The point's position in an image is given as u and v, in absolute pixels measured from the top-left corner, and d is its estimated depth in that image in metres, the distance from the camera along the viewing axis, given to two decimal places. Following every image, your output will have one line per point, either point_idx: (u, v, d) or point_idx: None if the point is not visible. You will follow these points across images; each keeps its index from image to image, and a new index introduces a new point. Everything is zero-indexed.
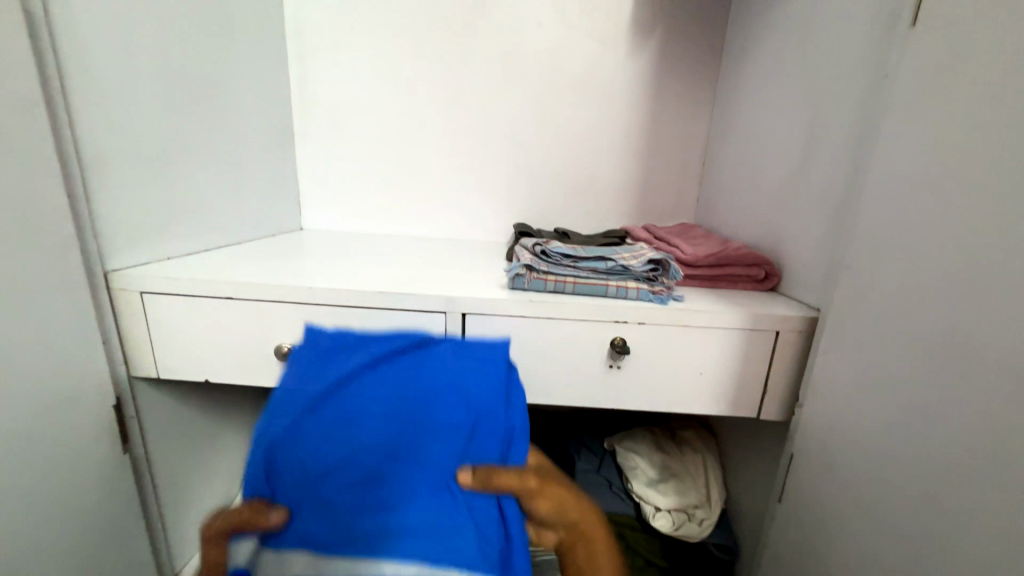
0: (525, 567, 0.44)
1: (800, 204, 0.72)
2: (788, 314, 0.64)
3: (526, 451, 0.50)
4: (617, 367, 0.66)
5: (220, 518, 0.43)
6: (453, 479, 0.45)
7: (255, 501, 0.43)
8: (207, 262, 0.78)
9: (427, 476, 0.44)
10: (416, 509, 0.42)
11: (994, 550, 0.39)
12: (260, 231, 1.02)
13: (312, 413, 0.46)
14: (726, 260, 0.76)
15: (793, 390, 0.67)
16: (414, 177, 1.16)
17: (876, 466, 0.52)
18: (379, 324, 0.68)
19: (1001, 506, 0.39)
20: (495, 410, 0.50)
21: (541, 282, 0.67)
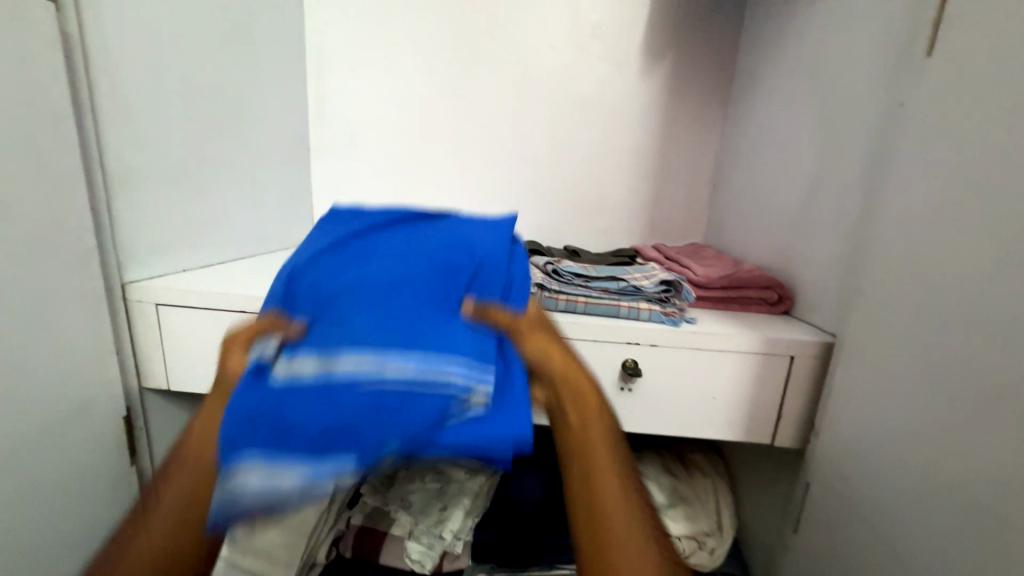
0: (519, 389, 0.48)
1: (812, 228, 0.72)
2: (802, 339, 0.63)
3: (526, 297, 0.55)
4: (628, 389, 0.66)
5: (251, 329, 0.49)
6: (447, 304, 0.49)
7: (276, 313, 0.49)
8: (221, 275, 0.79)
9: (425, 295, 0.49)
10: (413, 310, 0.48)
11: None
12: (272, 244, 1.03)
13: (330, 245, 0.55)
14: (738, 283, 0.75)
15: (807, 417, 0.66)
16: (425, 193, 1.17)
17: (896, 500, 0.50)
18: None
19: None
20: (490, 253, 0.55)
21: (553, 301, 0.67)
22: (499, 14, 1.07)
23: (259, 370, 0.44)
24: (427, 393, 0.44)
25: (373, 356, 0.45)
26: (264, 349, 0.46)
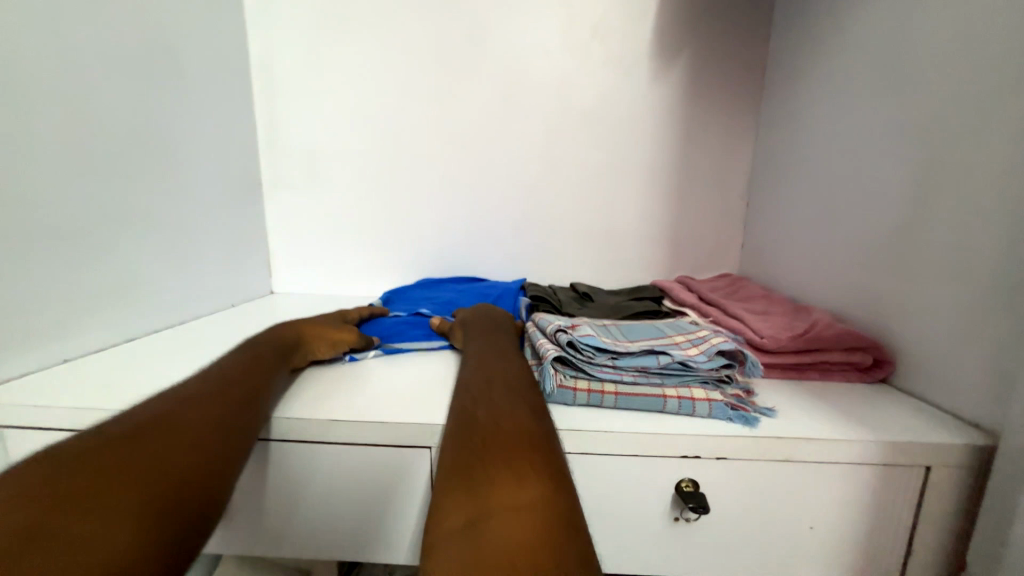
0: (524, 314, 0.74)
1: (922, 269, 0.52)
2: (943, 440, 0.42)
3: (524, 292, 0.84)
4: (686, 520, 0.45)
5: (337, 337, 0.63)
6: (479, 297, 0.81)
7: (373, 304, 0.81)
8: (116, 366, 0.59)
9: (468, 295, 0.82)
10: (463, 298, 0.81)
11: None
12: (209, 304, 0.83)
13: (410, 293, 0.87)
14: (818, 345, 0.55)
15: (950, 552, 0.44)
16: (401, 230, 0.98)
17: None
18: (335, 462, 0.48)
19: None
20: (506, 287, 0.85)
21: (570, 392, 0.47)
22: (482, 14, 0.89)
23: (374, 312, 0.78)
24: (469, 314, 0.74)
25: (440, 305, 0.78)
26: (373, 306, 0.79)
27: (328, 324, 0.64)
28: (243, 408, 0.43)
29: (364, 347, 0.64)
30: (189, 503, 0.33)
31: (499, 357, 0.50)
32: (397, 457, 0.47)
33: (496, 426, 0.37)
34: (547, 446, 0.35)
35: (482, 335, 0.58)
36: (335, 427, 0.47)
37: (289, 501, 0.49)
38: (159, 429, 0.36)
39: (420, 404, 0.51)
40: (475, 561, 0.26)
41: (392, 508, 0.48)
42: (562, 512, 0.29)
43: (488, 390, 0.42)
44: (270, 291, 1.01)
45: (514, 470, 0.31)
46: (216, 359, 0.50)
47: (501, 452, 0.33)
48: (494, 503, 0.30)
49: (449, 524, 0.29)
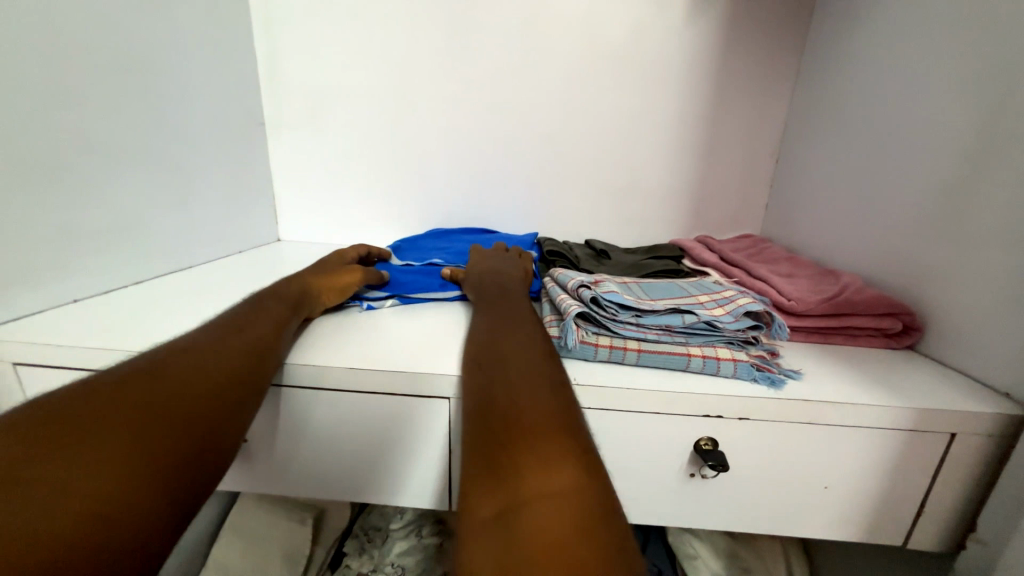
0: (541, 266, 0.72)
1: (969, 233, 0.49)
2: (972, 409, 0.41)
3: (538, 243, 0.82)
4: (701, 477, 0.45)
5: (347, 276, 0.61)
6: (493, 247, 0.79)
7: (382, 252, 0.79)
8: (127, 309, 0.58)
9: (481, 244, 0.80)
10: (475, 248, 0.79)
11: None
12: (217, 250, 0.81)
13: (420, 241, 0.84)
14: (846, 308, 0.53)
15: (961, 516, 0.45)
16: (410, 179, 0.94)
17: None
18: (353, 409, 0.48)
19: None
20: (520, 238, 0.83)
21: (591, 349, 0.46)
22: None
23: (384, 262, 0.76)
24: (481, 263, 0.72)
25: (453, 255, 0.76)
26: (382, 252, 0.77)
27: (325, 271, 0.60)
28: (247, 363, 0.40)
29: (381, 296, 0.63)
30: (187, 465, 0.30)
31: (512, 322, 0.47)
32: (414, 406, 0.47)
33: (516, 404, 0.34)
34: (575, 423, 0.32)
35: (490, 297, 0.54)
36: (351, 375, 0.46)
37: (306, 446, 0.49)
38: (156, 380, 0.33)
39: (438, 354, 0.50)
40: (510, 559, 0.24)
41: (409, 455, 0.49)
42: (599, 500, 0.27)
43: (503, 363, 0.39)
44: (277, 238, 0.98)
45: (542, 457, 0.29)
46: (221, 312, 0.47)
47: (525, 435, 0.31)
48: (524, 493, 0.27)
49: (480, 515, 0.28)
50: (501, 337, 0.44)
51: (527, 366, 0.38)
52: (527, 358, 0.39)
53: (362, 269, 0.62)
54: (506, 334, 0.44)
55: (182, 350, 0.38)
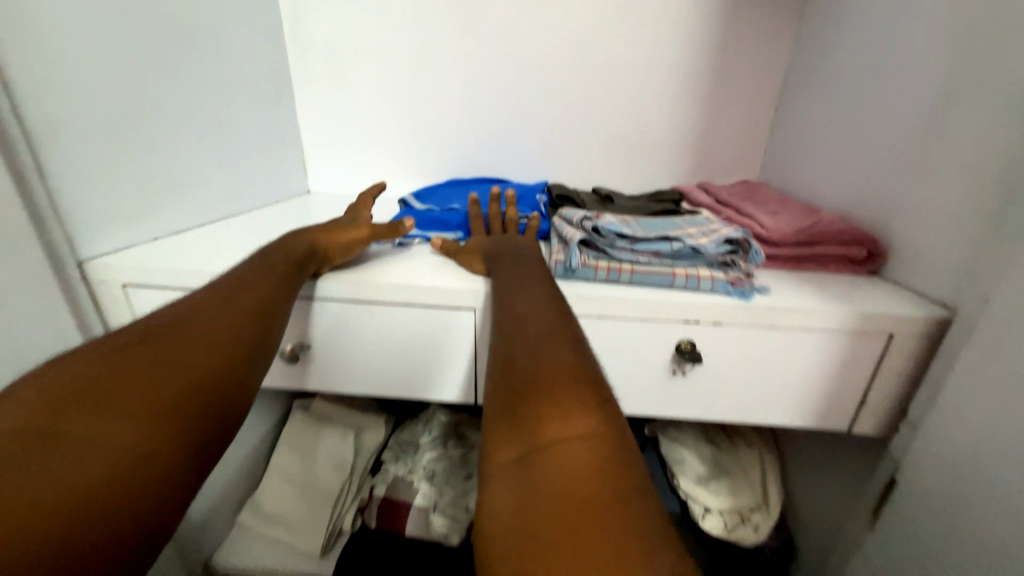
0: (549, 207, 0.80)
1: (932, 166, 0.55)
2: (909, 313, 0.50)
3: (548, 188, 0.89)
4: (681, 374, 0.55)
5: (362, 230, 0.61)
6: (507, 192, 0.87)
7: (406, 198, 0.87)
8: (197, 245, 0.68)
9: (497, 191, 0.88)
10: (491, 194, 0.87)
11: None
12: (259, 200, 0.90)
13: (440, 189, 0.92)
14: (818, 237, 0.61)
15: (899, 404, 0.54)
16: (428, 132, 1.00)
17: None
18: (394, 322, 0.58)
19: None
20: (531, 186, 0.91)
21: (592, 270, 0.55)
22: None
23: (409, 205, 0.84)
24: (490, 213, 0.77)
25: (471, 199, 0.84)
26: (408, 197, 0.85)
27: (333, 227, 0.60)
28: (247, 340, 0.44)
29: (410, 235, 0.71)
30: (192, 454, 0.35)
31: (528, 284, 0.51)
32: (444, 318, 0.57)
33: (536, 363, 0.39)
34: (587, 376, 0.37)
35: (504, 258, 0.57)
36: (394, 292, 0.56)
37: (356, 352, 0.60)
38: (167, 368, 0.37)
39: (462, 276, 0.59)
40: (532, 490, 0.30)
41: (441, 359, 0.59)
42: (607, 440, 0.32)
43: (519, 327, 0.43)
44: (308, 190, 1.07)
45: (558, 406, 0.34)
46: (229, 275, 0.51)
47: (543, 390, 0.36)
48: (544, 438, 0.33)
49: (504, 457, 0.34)
50: (518, 301, 0.48)
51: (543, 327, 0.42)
52: (544, 320, 0.44)
53: (370, 224, 0.62)
54: (523, 298, 0.48)
55: (191, 330, 0.41)
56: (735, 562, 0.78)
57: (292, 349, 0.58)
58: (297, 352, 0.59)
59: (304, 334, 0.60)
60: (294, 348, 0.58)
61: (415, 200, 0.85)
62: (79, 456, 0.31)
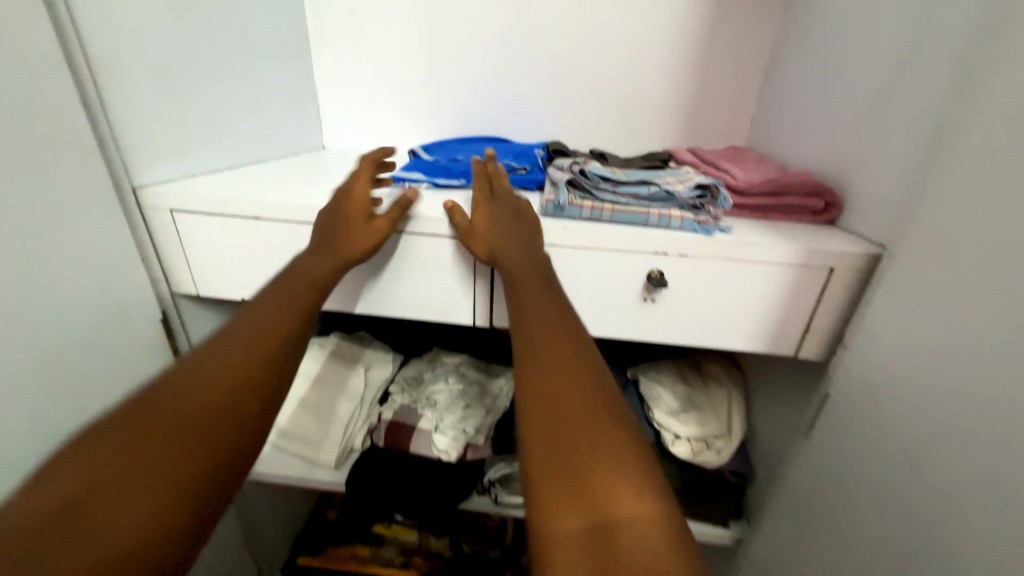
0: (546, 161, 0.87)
1: (885, 124, 0.62)
2: (848, 249, 0.58)
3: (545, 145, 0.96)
4: (651, 301, 0.64)
5: (381, 221, 0.62)
6: (507, 149, 0.94)
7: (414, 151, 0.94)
8: (230, 183, 0.76)
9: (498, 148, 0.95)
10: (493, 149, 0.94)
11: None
12: (280, 150, 0.98)
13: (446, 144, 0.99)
14: (781, 188, 0.68)
15: (838, 331, 0.63)
16: (436, 92, 1.06)
17: (926, 424, 0.48)
18: (403, 249, 0.66)
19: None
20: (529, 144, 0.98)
21: (577, 209, 0.63)
22: None
23: (418, 157, 0.91)
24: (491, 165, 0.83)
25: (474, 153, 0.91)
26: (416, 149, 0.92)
27: (354, 227, 0.61)
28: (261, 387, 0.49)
29: (418, 179, 0.79)
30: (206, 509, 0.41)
31: (552, 321, 0.51)
32: (449, 248, 0.66)
33: (587, 430, 0.41)
34: (638, 445, 0.41)
35: (523, 278, 0.56)
36: (405, 223, 0.65)
37: (370, 277, 0.69)
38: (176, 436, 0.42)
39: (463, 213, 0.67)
40: (612, 565, 0.33)
41: (447, 285, 0.68)
42: (669, 513, 0.37)
43: (562, 382, 0.45)
44: (323, 146, 1.14)
45: (624, 481, 0.38)
46: (248, 312, 0.54)
47: (603, 463, 0.39)
48: (615, 512, 0.36)
49: (568, 527, 0.36)
50: (547, 345, 0.48)
51: (583, 386, 0.44)
52: (582, 374, 0.46)
53: (387, 219, 0.61)
54: (554, 341, 0.49)
55: (189, 396, 0.45)
56: (701, 485, 0.88)
57: None
58: None
59: None
60: None
61: (423, 151, 0.92)
62: (111, 523, 0.36)
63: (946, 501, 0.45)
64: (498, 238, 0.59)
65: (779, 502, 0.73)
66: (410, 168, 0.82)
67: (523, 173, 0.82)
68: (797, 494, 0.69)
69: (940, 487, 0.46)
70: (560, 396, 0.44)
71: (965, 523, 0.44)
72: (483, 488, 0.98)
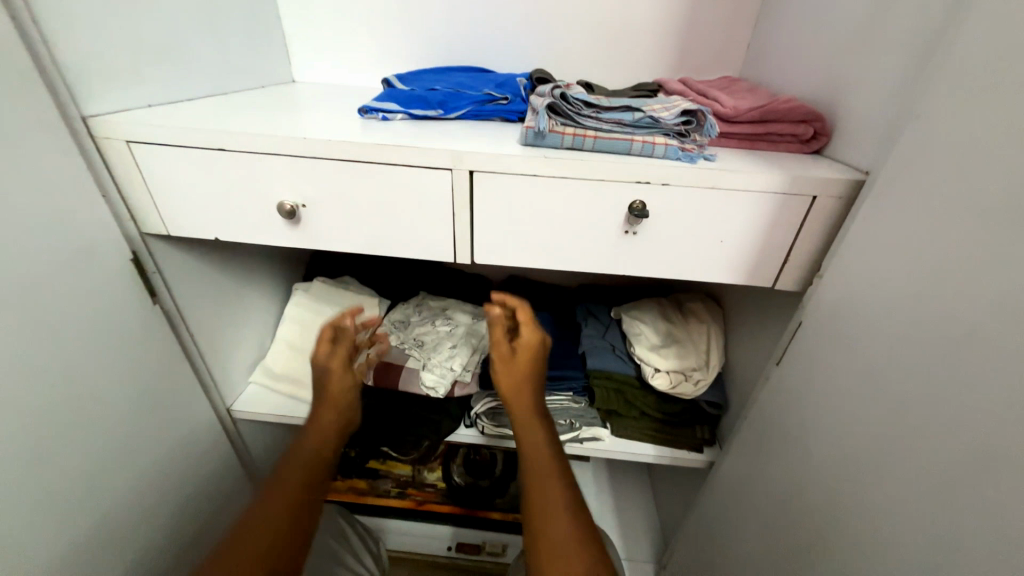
0: (528, 90, 0.83)
1: (881, 41, 0.59)
2: (830, 176, 0.58)
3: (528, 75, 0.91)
4: (632, 234, 0.63)
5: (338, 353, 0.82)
6: (488, 78, 0.89)
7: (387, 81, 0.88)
8: (190, 113, 0.71)
9: (478, 78, 0.89)
10: (472, 79, 0.88)
11: (982, 397, 0.41)
12: (245, 82, 0.91)
13: (422, 73, 0.93)
14: (770, 115, 0.66)
15: (817, 261, 0.63)
16: (412, 18, 0.98)
17: (893, 344, 0.50)
18: (377, 182, 0.63)
19: (1000, 362, 0.39)
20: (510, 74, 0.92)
21: (559, 137, 0.61)
22: None
23: (392, 87, 0.86)
24: (470, 94, 0.79)
25: (452, 83, 0.85)
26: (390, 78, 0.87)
27: (329, 372, 0.81)
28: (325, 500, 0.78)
29: (393, 110, 0.73)
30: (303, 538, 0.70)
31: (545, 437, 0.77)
32: (425, 178, 0.62)
33: (558, 541, 0.68)
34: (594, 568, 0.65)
35: (519, 411, 0.78)
36: (377, 153, 0.61)
37: (346, 212, 0.67)
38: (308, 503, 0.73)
39: (441, 142, 0.63)
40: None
41: (424, 219, 0.66)
42: None
43: (548, 488, 0.72)
44: (292, 80, 1.06)
45: None
46: (318, 424, 0.80)
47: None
48: None
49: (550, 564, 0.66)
50: (537, 485, 0.73)
51: (558, 508, 0.70)
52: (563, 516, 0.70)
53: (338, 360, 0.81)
54: (541, 436, 0.77)
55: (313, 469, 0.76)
56: (678, 415, 0.93)
57: (290, 206, 0.66)
58: (295, 210, 0.66)
59: (301, 195, 0.66)
60: (293, 206, 0.66)
61: (397, 81, 0.87)
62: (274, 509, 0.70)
63: (910, 411, 0.47)
64: (519, 379, 0.80)
65: (751, 427, 0.77)
66: (384, 98, 0.77)
67: (503, 104, 0.78)
68: (768, 418, 0.72)
69: (901, 401, 0.49)
70: (546, 494, 0.72)
71: (926, 428, 0.46)
72: (471, 421, 1.00)
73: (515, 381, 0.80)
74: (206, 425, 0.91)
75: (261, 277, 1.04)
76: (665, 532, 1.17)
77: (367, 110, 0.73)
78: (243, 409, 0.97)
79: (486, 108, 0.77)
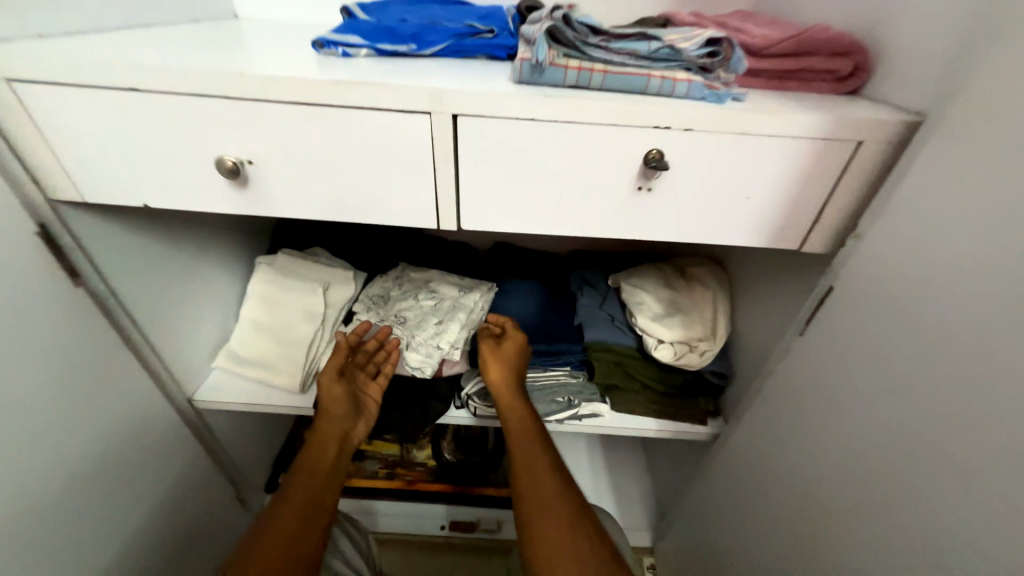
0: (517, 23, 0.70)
1: None
2: (878, 117, 0.49)
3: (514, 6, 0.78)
4: (647, 190, 0.54)
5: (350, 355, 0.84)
6: (468, 10, 0.75)
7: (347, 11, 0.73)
8: (98, 46, 0.57)
9: (456, 9, 0.76)
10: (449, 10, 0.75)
11: None
12: (173, 15, 0.75)
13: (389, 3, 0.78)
14: (804, 47, 0.56)
15: (852, 218, 0.56)
16: None
17: None
18: (338, 130, 0.52)
19: None
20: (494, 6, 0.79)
21: (561, 72, 0.50)
22: None
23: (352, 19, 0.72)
24: (449, 26, 0.66)
25: (425, 14, 0.72)
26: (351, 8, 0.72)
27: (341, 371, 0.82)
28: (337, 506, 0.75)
29: (356, 43, 0.61)
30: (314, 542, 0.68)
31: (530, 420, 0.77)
32: (397, 126, 0.51)
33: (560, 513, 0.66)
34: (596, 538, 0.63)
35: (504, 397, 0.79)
36: (337, 94, 0.50)
37: (302, 170, 0.55)
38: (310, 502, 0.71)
39: (415, 80, 0.52)
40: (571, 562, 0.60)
41: (397, 176, 0.55)
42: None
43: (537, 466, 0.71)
44: (234, 15, 0.90)
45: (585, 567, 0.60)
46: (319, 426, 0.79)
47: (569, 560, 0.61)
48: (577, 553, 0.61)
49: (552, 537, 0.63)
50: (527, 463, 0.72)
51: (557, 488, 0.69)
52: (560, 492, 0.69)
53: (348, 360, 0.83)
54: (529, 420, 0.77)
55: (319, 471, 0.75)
56: (681, 387, 0.88)
57: (232, 163, 0.54)
58: (239, 167, 0.54)
59: (245, 150, 0.54)
60: (237, 162, 0.54)
61: (359, 12, 0.72)
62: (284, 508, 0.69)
63: (946, 391, 0.42)
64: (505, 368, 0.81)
65: (762, 401, 0.72)
66: (344, 30, 0.64)
67: (489, 38, 0.66)
68: (783, 392, 0.67)
69: None
70: (539, 470, 0.71)
71: (965, 412, 0.40)
72: (461, 401, 0.93)
73: (501, 371, 0.81)
74: (166, 419, 0.82)
75: (217, 250, 0.92)
76: (660, 500, 1.16)
77: (323, 43, 0.60)
78: (207, 398, 0.87)
79: (468, 43, 0.64)
